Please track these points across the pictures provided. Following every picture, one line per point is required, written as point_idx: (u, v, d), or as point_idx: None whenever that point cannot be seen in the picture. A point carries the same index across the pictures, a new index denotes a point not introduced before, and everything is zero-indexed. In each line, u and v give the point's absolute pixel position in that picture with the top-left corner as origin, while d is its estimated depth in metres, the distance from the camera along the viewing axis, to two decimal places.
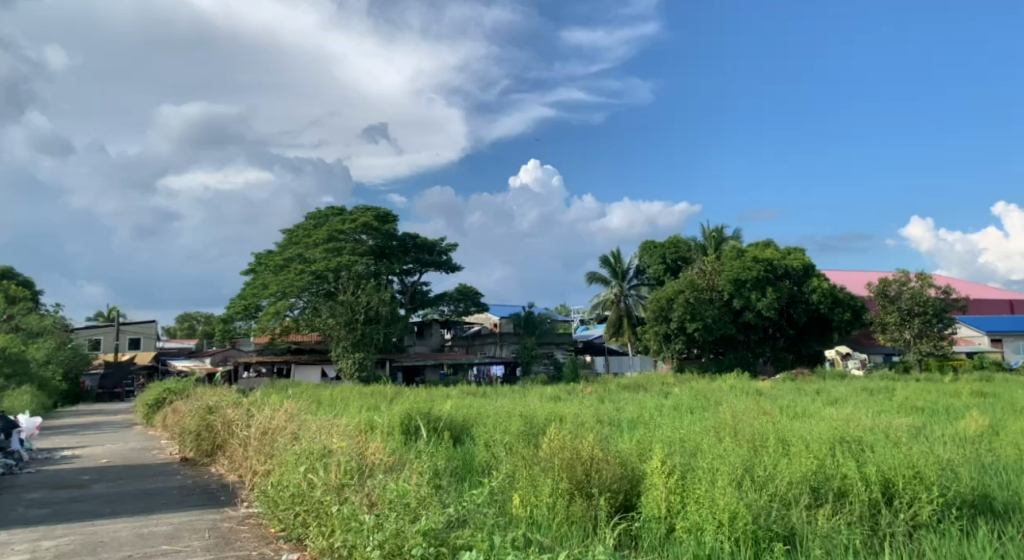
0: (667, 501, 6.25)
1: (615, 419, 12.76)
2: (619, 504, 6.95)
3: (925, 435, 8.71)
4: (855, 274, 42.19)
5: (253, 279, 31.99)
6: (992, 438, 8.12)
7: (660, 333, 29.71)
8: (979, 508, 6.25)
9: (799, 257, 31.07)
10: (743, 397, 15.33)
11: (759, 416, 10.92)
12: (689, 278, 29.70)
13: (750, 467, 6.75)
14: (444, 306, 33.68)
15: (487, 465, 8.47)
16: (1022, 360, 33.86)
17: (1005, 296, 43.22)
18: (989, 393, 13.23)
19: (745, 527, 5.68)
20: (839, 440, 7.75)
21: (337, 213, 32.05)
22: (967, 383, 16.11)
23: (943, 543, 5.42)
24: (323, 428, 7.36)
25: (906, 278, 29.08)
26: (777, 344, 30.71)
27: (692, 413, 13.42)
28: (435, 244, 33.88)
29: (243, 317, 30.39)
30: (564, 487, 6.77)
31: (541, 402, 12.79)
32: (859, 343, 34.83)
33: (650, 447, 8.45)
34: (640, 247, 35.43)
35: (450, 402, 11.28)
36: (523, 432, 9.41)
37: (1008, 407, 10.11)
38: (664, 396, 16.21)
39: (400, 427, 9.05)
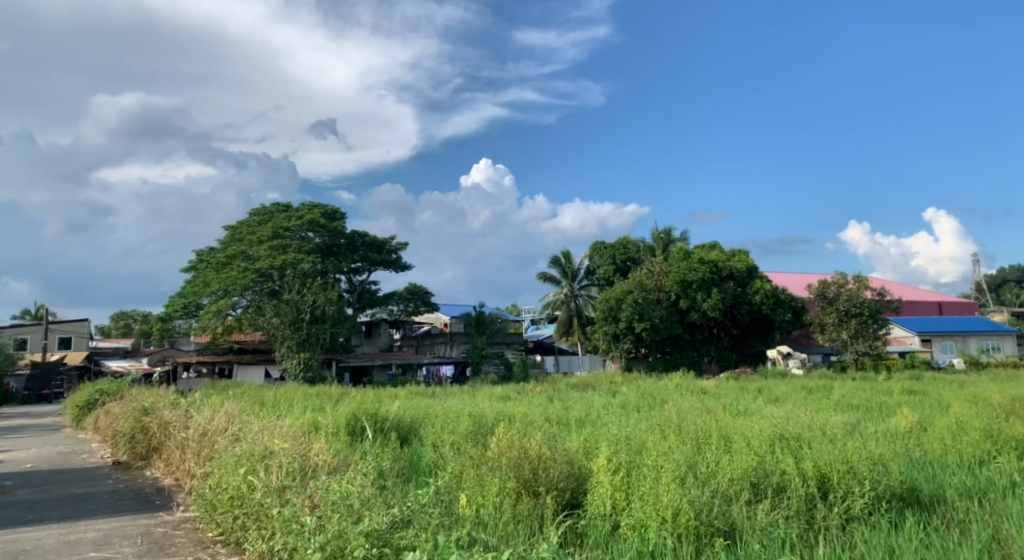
0: (613, 498, 6.35)
1: (564, 418, 12.86)
2: (567, 502, 7.01)
3: (859, 432, 9.00)
4: (797, 275, 43.27)
5: (194, 277, 31.26)
6: (921, 433, 8.45)
7: (609, 333, 29.99)
8: (907, 501, 6.51)
9: (743, 259, 31.79)
10: (687, 395, 15.62)
11: (702, 414, 11.17)
12: (638, 279, 30.06)
13: (692, 463, 6.88)
14: (393, 306, 33.44)
15: (434, 465, 8.47)
16: (951, 359, 35.18)
17: (937, 298, 44.89)
18: (919, 391, 13.71)
19: (688, 522, 5.81)
20: (778, 437, 7.95)
21: (283, 209, 31.58)
22: (898, 381, 16.64)
23: (872, 535, 5.62)
24: (265, 429, 7.26)
25: (843, 280, 29.91)
26: (721, 344, 31.35)
27: (639, 412, 13.63)
28: (385, 243, 33.63)
29: (183, 316, 29.72)
30: (511, 486, 6.81)
31: (490, 402, 12.81)
32: (799, 343, 35.79)
33: (596, 445, 8.53)
34: (591, 247, 35.49)
35: (397, 402, 11.22)
36: (470, 432, 9.42)
37: (935, 405, 10.54)
38: (611, 394, 16.40)
39: (345, 428, 8.99)
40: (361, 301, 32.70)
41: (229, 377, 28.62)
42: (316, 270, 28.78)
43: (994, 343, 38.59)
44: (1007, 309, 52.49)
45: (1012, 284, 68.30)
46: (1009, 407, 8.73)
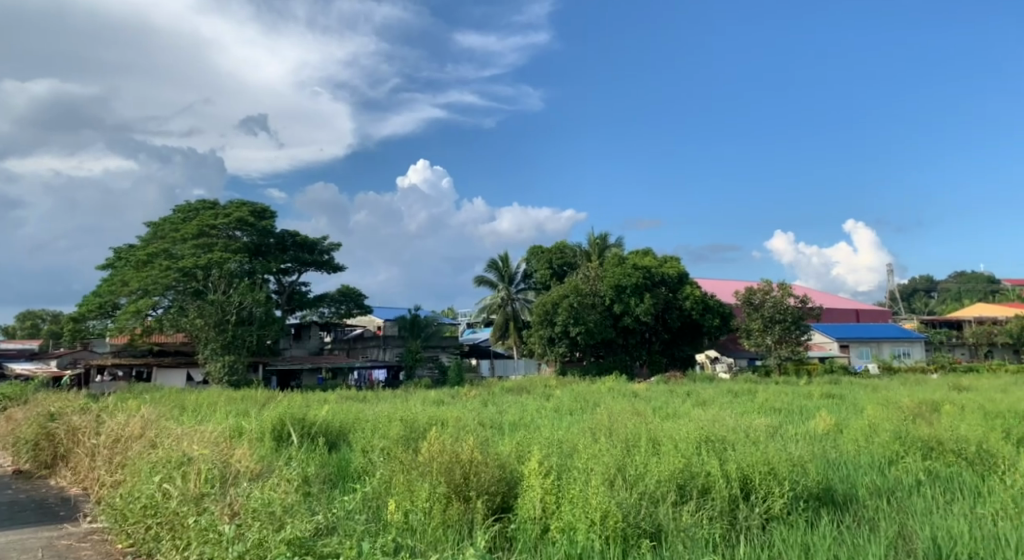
0: (543, 502, 6.39)
1: (497, 421, 12.87)
2: (497, 506, 7.02)
3: (780, 434, 9.29)
4: (727, 282, 44.41)
5: (111, 275, 30.14)
6: (837, 435, 8.77)
7: (545, 337, 30.20)
8: (822, 500, 6.73)
9: (674, 265, 32.52)
10: (619, 399, 15.85)
11: (632, 418, 11.36)
12: (573, 283, 30.36)
13: (622, 466, 6.95)
14: (324, 308, 32.93)
15: (363, 470, 8.39)
16: (867, 364, 36.69)
17: (854, 306, 46.53)
18: (836, 394, 14.26)
19: (616, 525, 5.89)
20: (704, 440, 8.14)
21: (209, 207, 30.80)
22: (817, 385, 17.27)
23: (790, 535, 5.78)
24: (184, 435, 7.06)
25: (768, 287, 30.74)
26: (652, 348, 31.89)
27: (572, 415, 13.76)
28: (316, 243, 33.16)
29: (97, 316, 28.73)
30: (441, 490, 6.78)
31: (423, 406, 12.75)
32: (726, 347, 36.77)
33: (528, 448, 8.58)
34: (528, 251, 35.74)
35: (327, 407, 11.04)
36: (401, 437, 9.35)
37: (851, 408, 10.96)
38: (545, 398, 16.56)
39: (271, 433, 8.81)
40: (291, 302, 32.06)
41: (149, 380, 27.97)
42: (243, 270, 28.12)
43: (905, 349, 40.37)
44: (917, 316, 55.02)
45: (922, 293, 71.75)
46: (916, 410, 9.16)
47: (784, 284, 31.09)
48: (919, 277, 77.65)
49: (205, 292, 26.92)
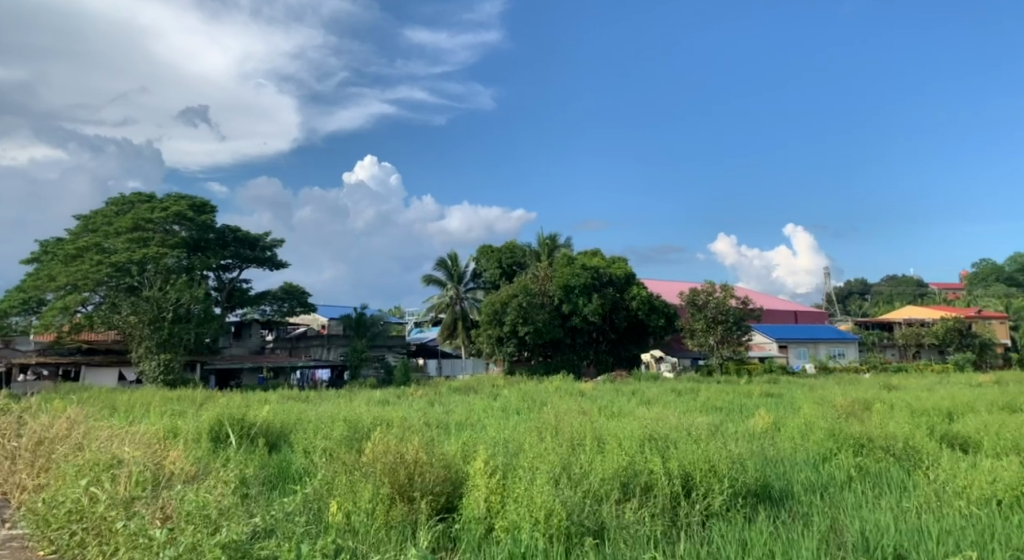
0: (487, 501, 6.37)
1: (443, 421, 12.80)
2: (442, 506, 6.97)
3: (721, 432, 9.42)
4: (673, 283, 45.06)
5: (38, 269, 28.99)
6: (775, 433, 8.98)
7: (493, 336, 30.17)
8: (760, 496, 6.87)
9: (622, 266, 32.87)
10: (566, 398, 15.93)
11: (578, 417, 11.43)
12: (522, 283, 30.42)
13: (567, 464, 6.98)
14: (266, 305, 32.34)
15: (304, 471, 8.27)
16: (804, 364, 37.70)
17: (793, 307, 47.77)
18: (775, 394, 14.59)
19: (560, 523, 5.91)
20: (648, 438, 8.23)
21: (145, 200, 29.95)
22: (757, 385, 17.63)
23: (729, 531, 5.87)
24: (114, 436, 6.84)
25: (712, 288, 31.36)
26: (599, 348, 32.14)
27: (518, 415, 13.78)
28: (259, 239, 32.58)
29: (21, 311, 27.65)
30: (384, 491, 6.71)
31: (368, 406, 12.60)
32: (670, 347, 37.34)
33: (474, 448, 8.55)
34: (477, 250, 35.70)
35: (268, 407, 10.83)
36: (344, 438, 9.21)
37: (788, 407, 11.22)
38: (492, 397, 16.55)
39: (208, 434, 8.60)
40: (231, 300, 31.37)
41: (77, 380, 27.07)
42: (181, 266, 27.42)
43: (840, 350, 41.59)
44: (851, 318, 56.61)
45: (857, 296, 73.93)
46: (850, 409, 9.41)
47: (727, 286, 31.75)
48: (854, 278, 80.01)
49: (139, 288, 26.13)
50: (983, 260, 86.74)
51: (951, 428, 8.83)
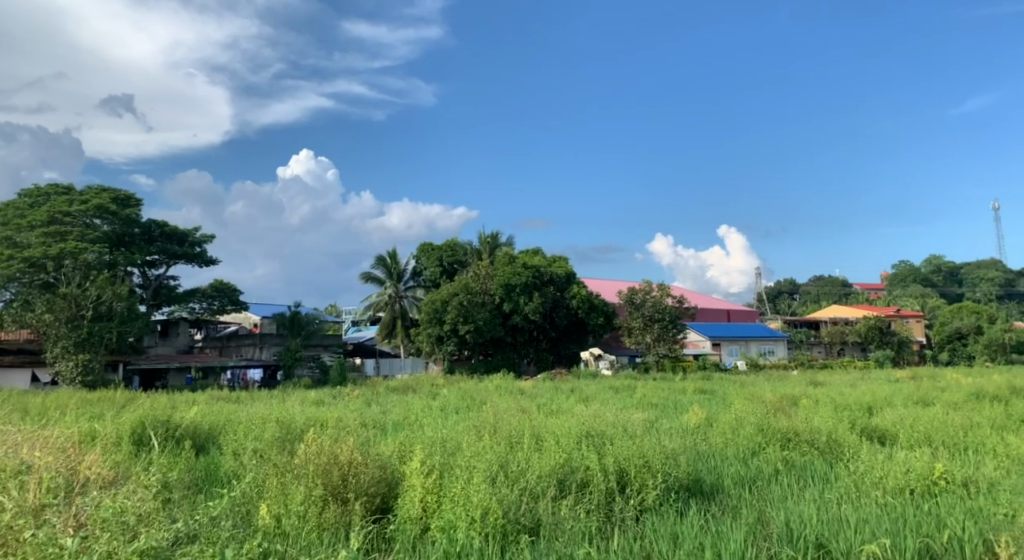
0: (424, 501, 6.27)
1: (380, 422, 12.61)
2: (376, 508, 6.84)
3: (656, 428, 9.52)
4: (612, 283, 45.57)
5: None
6: (709, 428, 9.11)
7: (433, 335, 29.88)
8: (691, 491, 6.95)
9: (563, 265, 33.10)
10: (505, 396, 15.89)
11: (517, 415, 11.41)
12: (463, 281, 30.28)
13: (504, 462, 6.93)
14: (195, 303, 31.45)
15: (232, 473, 8.03)
16: (737, 361, 38.59)
17: (726, 306, 48.87)
18: (708, 390, 14.88)
19: (495, 521, 5.86)
20: (585, 435, 8.25)
21: (62, 192, 28.74)
22: (691, 381, 17.92)
23: (662, 525, 5.91)
24: (24, 441, 6.50)
25: (649, 287, 31.87)
26: (539, 346, 32.27)
27: (458, 413, 13.69)
28: (187, 234, 31.66)
29: None
30: (317, 493, 6.54)
31: (302, 407, 12.29)
32: (609, 345, 37.75)
33: (410, 448, 8.44)
34: (418, 248, 35.44)
35: (196, 408, 10.47)
36: (275, 439, 8.99)
37: (722, 402, 11.42)
38: (431, 396, 16.39)
39: (129, 437, 8.27)
40: (157, 297, 30.23)
41: None
42: (102, 261, 26.41)
43: (770, 348, 42.75)
44: (780, 317, 58.23)
45: (785, 295, 75.91)
46: (779, 404, 9.64)
47: (664, 285, 32.30)
48: (786, 279, 82.23)
49: (55, 284, 25.02)
50: (902, 262, 90.33)
51: (872, 421, 9.14)
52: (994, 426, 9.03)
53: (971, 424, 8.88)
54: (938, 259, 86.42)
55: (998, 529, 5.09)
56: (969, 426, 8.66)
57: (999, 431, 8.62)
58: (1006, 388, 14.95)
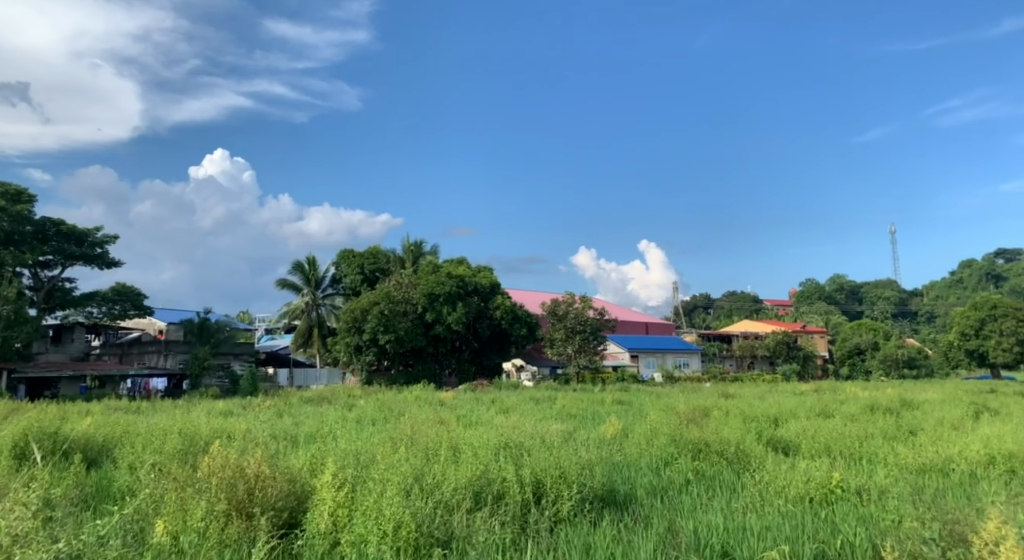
0: (333, 515, 5.99)
1: (292, 433, 12.19)
2: (284, 523, 6.51)
3: (572, 439, 9.47)
4: (534, 294, 45.72)
5: None
6: (624, 439, 9.12)
7: (351, 344, 29.27)
8: (606, 501, 6.90)
9: (487, 276, 33.12)
10: (424, 407, 15.60)
11: (435, 425, 11.20)
12: (385, 290, 29.75)
13: (419, 474, 6.70)
14: (93, 307, 29.87)
15: (126, 489, 7.56)
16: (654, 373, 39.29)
17: (645, 319, 49.75)
18: (625, 401, 14.99)
19: (408, 535, 5.64)
20: (503, 446, 8.12)
21: None
22: (609, 393, 17.99)
23: (575, 536, 5.80)
24: None
25: (571, 299, 32.24)
26: (461, 357, 32.01)
27: (374, 425, 13.34)
28: (87, 234, 30.05)
29: None
30: (220, 507, 6.18)
31: (208, 418, 11.73)
32: (531, 356, 37.86)
33: (323, 459, 8.11)
34: (338, 255, 34.76)
35: (90, 419, 9.85)
36: (176, 451, 8.51)
37: (638, 413, 11.50)
38: (347, 407, 15.93)
39: (10, 451, 7.68)
40: (49, 300, 28.71)
41: None
42: None
43: (685, 360, 43.76)
44: (694, 331, 59.53)
45: (700, 309, 77.74)
46: (691, 415, 9.75)
47: (586, 297, 32.71)
48: (701, 294, 84.23)
49: None
50: (808, 279, 94.12)
51: (777, 432, 9.34)
52: (887, 436, 9.42)
53: (866, 434, 9.20)
54: (840, 278, 90.47)
55: (885, 533, 5.20)
56: (865, 437, 8.96)
57: (891, 441, 8.94)
58: (895, 400, 15.68)
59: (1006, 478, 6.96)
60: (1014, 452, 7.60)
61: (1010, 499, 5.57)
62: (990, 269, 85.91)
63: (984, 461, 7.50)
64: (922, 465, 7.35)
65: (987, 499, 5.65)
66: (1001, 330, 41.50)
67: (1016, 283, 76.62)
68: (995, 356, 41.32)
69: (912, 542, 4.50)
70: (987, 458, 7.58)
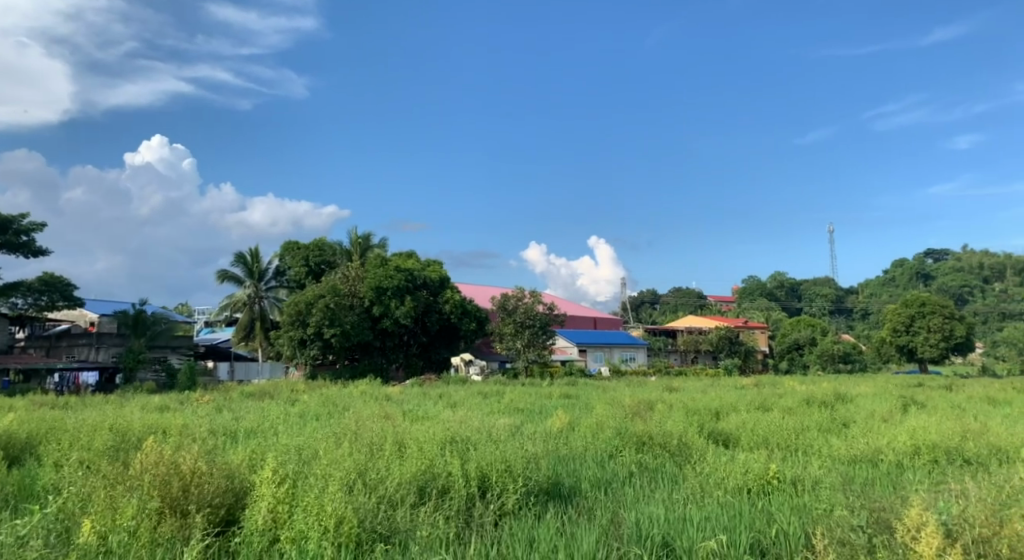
0: (273, 513, 5.76)
1: (232, 429, 11.83)
2: (220, 520, 6.27)
3: (519, 433, 9.40)
4: (483, 288, 45.57)
5: None
6: (570, 432, 9.10)
7: (295, 338, 28.64)
8: (551, 494, 6.83)
9: (436, 269, 32.87)
10: (370, 402, 15.34)
11: (380, 420, 11.01)
12: (331, 283, 29.24)
13: (363, 469, 6.53)
14: (18, 298, 28.64)
15: (51, 487, 7.18)
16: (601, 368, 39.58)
17: (593, 314, 50.07)
18: (572, 395, 15.00)
19: (350, 530, 5.46)
20: (448, 440, 7.99)
21: None
22: (556, 387, 17.99)
23: (519, 529, 5.71)
24: None
25: (521, 293, 32.25)
26: (409, 351, 31.72)
27: (318, 420, 13.08)
28: (11, 222, 28.81)
29: None
30: (152, 505, 5.87)
31: (143, 413, 11.32)
32: (480, 350, 37.76)
33: (263, 455, 7.85)
34: (282, 247, 34.10)
35: (11, 415, 9.36)
36: (106, 448, 8.15)
37: (584, 407, 11.52)
38: (290, 402, 15.56)
39: None
40: None
41: None
42: None
43: (632, 355, 44.22)
44: (642, 326, 60.16)
45: (647, 305, 78.65)
46: (637, 408, 9.77)
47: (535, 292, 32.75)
48: (648, 290, 85.15)
49: None
50: (751, 276, 96.06)
51: (718, 425, 9.42)
52: (823, 428, 9.61)
53: (803, 426, 9.36)
54: (781, 275, 92.58)
55: (817, 521, 5.24)
56: (802, 429, 9.11)
57: (825, 433, 9.10)
58: (831, 393, 16.02)
59: (930, 467, 7.12)
60: (938, 443, 7.78)
61: (932, 486, 5.68)
62: (920, 268, 89.04)
63: (911, 452, 7.66)
64: (853, 457, 7.49)
65: (911, 488, 5.75)
66: (929, 327, 43.03)
67: (944, 282, 79.56)
68: (923, 352, 42.85)
69: (841, 530, 4.56)
70: (913, 449, 7.74)
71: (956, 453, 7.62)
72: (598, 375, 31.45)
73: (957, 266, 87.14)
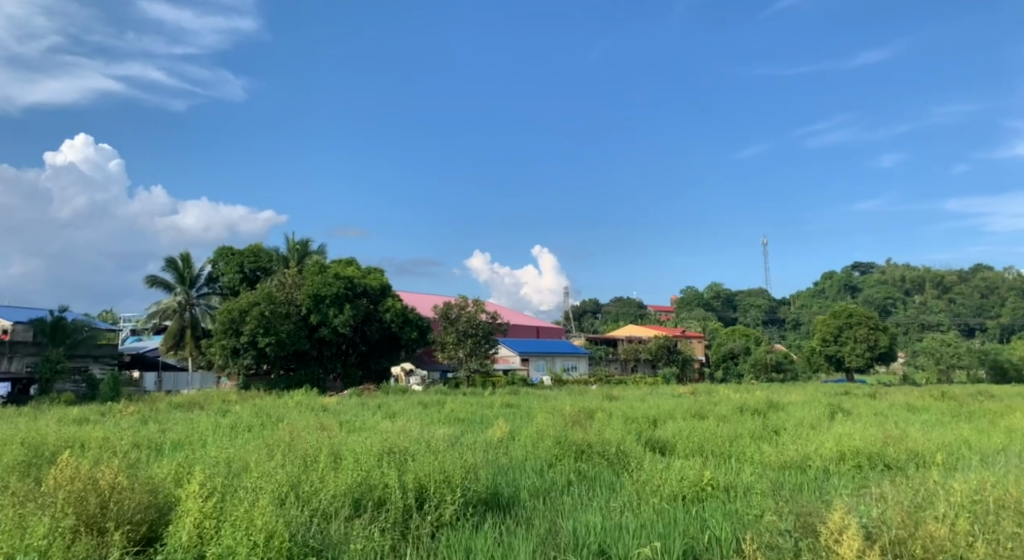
0: (198, 529, 5.41)
1: (157, 441, 11.28)
2: (142, 538, 5.86)
3: (458, 443, 9.19)
4: (425, 297, 45.16)
5: None
6: (510, 441, 8.94)
7: (228, 347, 27.74)
8: (489, 504, 6.64)
9: (377, 277, 32.39)
10: (306, 413, 14.89)
11: (316, 432, 10.64)
12: (267, 290, 28.52)
13: (295, 482, 6.23)
14: None
15: None
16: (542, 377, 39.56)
17: (535, 323, 50.11)
18: (512, 404, 14.85)
19: (281, 545, 5.14)
20: (386, 451, 7.73)
21: None
22: (497, 397, 17.83)
23: (456, 540, 5.50)
24: None
25: (464, 302, 32.07)
26: (348, 361, 31.12)
27: (251, 432, 12.62)
28: None
29: None
30: (66, 523, 5.44)
31: (58, 426, 10.70)
32: (421, 360, 37.35)
33: (190, 468, 7.45)
34: (216, 252, 33.12)
35: None
36: (16, 463, 7.62)
37: (524, 416, 11.36)
38: (221, 413, 14.99)
39: None
40: None
41: None
42: None
43: (573, 363, 44.39)
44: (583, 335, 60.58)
45: (589, 315, 79.29)
46: (576, 417, 9.66)
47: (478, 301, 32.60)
48: (590, 300, 85.90)
49: None
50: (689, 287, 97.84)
51: (655, 433, 9.37)
52: (755, 435, 9.66)
53: (737, 434, 9.40)
54: (717, 286, 94.63)
55: (746, 526, 5.18)
56: (735, 437, 9.14)
57: (758, 440, 9.14)
58: (764, 402, 16.25)
59: (855, 472, 7.20)
60: (861, 448, 7.90)
61: (854, 491, 5.72)
62: (848, 281, 92.19)
63: (837, 457, 7.74)
64: (784, 462, 7.52)
65: (836, 492, 5.77)
66: (856, 337, 44.45)
67: (870, 294, 82.52)
68: (850, 361, 44.21)
69: (768, 534, 4.52)
70: (839, 454, 7.83)
71: (879, 458, 7.73)
72: (539, 384, 31.38)
73: (882, 279, 90.54)
